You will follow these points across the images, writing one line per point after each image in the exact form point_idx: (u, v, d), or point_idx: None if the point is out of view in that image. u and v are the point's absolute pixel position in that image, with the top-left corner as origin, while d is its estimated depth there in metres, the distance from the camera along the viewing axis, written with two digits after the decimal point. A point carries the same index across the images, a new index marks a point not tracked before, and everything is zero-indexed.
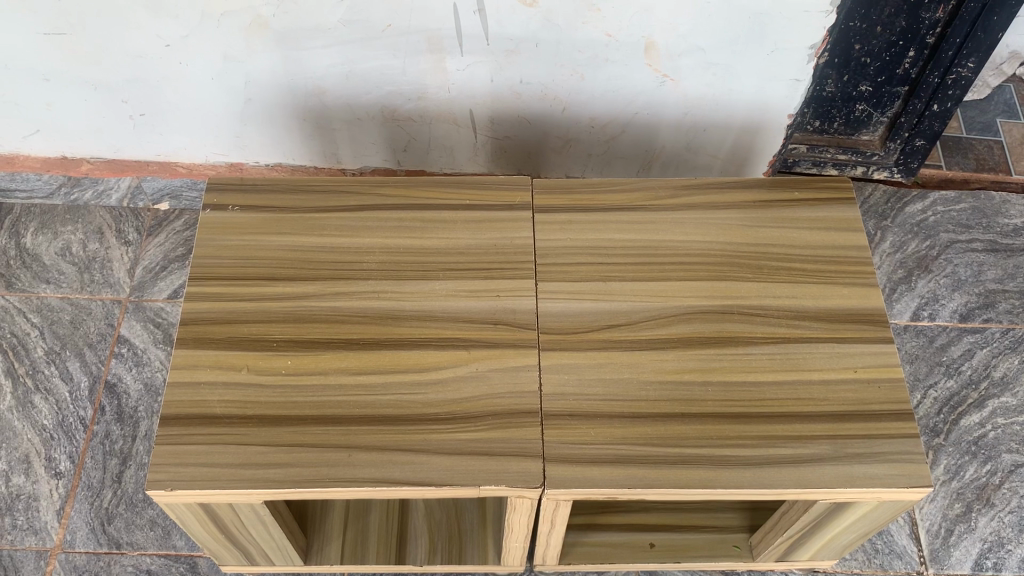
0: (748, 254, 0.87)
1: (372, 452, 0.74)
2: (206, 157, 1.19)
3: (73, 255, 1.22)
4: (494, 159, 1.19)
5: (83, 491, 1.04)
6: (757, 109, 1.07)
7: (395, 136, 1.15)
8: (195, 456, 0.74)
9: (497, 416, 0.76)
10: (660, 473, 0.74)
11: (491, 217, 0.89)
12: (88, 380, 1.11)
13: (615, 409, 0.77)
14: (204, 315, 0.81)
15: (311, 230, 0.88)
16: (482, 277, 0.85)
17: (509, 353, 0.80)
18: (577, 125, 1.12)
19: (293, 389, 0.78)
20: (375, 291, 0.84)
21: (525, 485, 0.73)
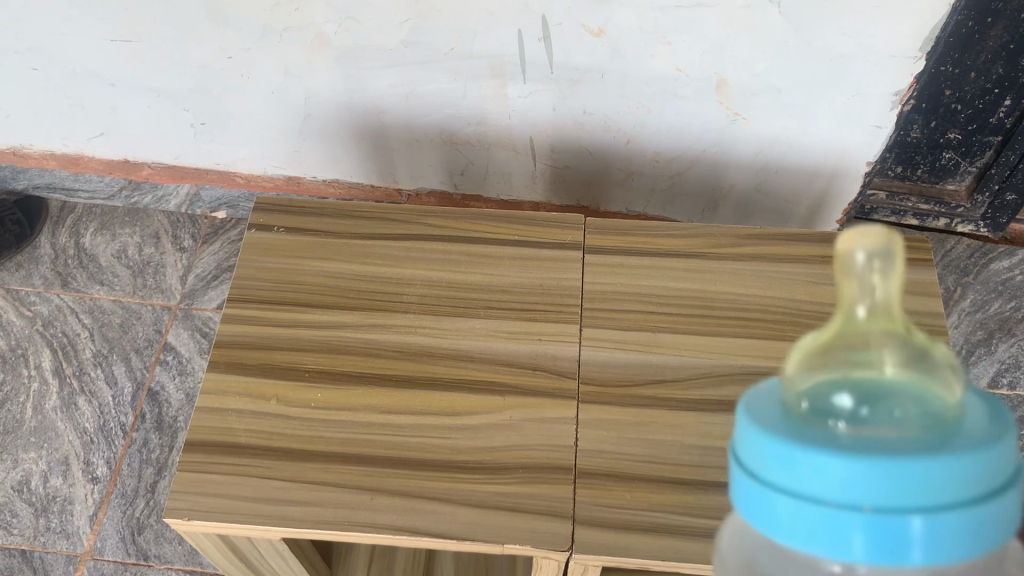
0: (812, 313, 0.82)
1: (395, 497, 0.71)
2: (264, 169, 1.19)
3: (129, 259, 1.23)
4: (552, 188, 1.16)
5: (117, 499, 1.04)
6: (833, 154, 1.01)
7: (453, 159, 1.13)
8: (215, 486, 0.72)
9: (528, 470, 0.73)
10: (697, 546, 0.69)
11: (539, 255, 0.86)
12: (131, 386, 1.12)
13: (654, 472, 0.73)
14: (239, 339, 0.80)
15: (355, 257, 0.85)
16: (525, 319, 0.81)
17: (546, 402, 0.76)
18: (640, 160, 1.07)
19: (321, 424, 0.75)
20: (412, 326, 0.81)
21: (553, 547, 0.69)
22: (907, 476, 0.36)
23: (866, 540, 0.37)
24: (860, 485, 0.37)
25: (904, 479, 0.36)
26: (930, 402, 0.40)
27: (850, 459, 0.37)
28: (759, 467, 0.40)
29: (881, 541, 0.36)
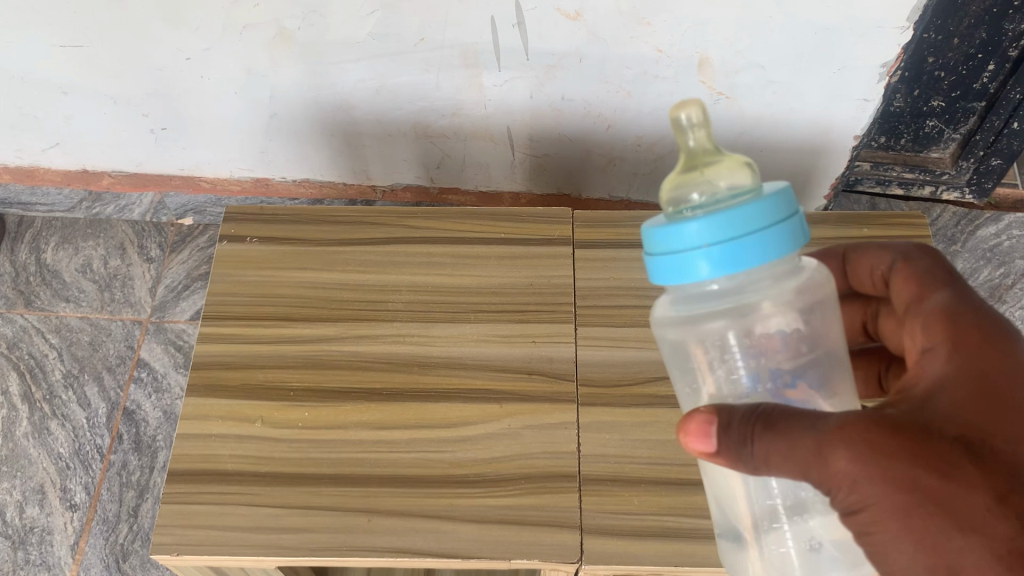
0: None
1: (394, 517, 0.68)
2: (230, 172, 1.14)
3: (94, 273, 1.18)
4: (532, 176, 1.13)
5: (98, 525, 0.99)
6: (819, 129, 0.98)
7: (427, 152, 1.09)
8: (203, 517, 0.68)
9: (531, 480, 0.70)
10: (711, 549, 0.66)
11: (527, 253, 0.82)
12: (106, 407, 1.07)
13: (661, 474, 0.70)
14: (218, 359, 0.76)
15: (334, 264, 0.82)
16: (517, 321, 0.78)
17: (545, 408, 0.73)
18: (622, 144, 1.04)
19: (311, 445, 0.72)
20: (400, 335, 0.77)
21: (562, 559, 0.67)
22: (738, 217, 0.45)
23: (715, 268, 0.45)
24: (711, 233, 0.45)
25: (740, 217, 0.45)
26: (753, 177, 0.48)
27: (703, 216, 0.45)
28: (657, 252, 0.48)
29: (727, 268, 0.45)
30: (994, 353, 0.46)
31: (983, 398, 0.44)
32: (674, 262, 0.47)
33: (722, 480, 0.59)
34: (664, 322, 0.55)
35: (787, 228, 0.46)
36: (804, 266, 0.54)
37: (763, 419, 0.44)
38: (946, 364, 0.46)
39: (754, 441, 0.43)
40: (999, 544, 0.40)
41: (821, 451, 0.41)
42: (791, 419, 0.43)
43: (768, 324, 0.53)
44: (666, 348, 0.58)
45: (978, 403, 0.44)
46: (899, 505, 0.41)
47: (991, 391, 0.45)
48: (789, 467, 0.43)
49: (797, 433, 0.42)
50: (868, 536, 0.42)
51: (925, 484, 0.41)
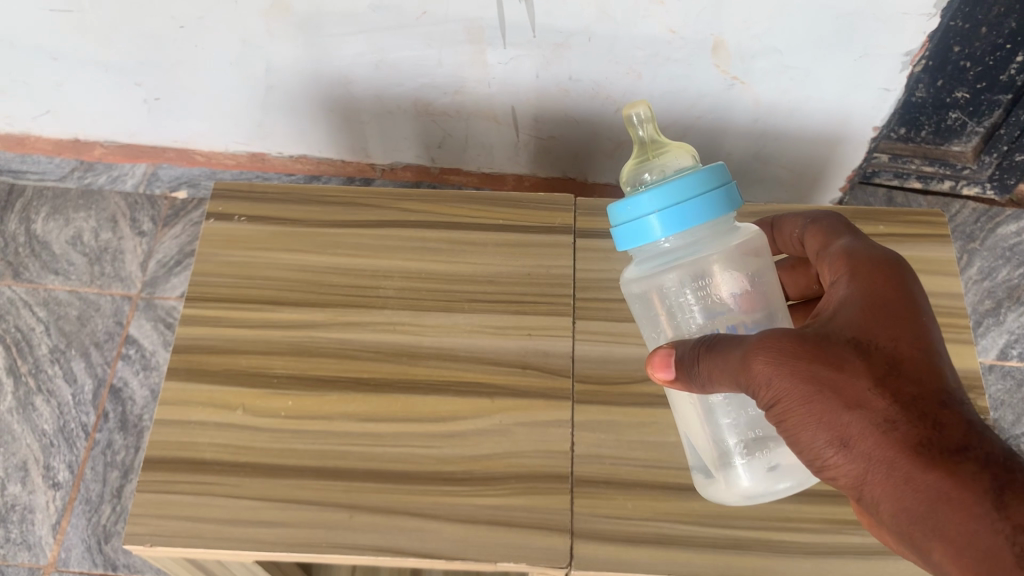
0: None
1: (378, 515, 0.65)
2: (225, 146, 1.11)
3: (85, 245, 1.15)
4: (536, 159, 1.09)
5: (80, 505, 0.97)
6: (837, 118, 0.94)
7: (428, 131, 1.05)
8: (178, 508, 0.66)
9: (521, 480, 0.67)
10: (706, 557, 0.64)
11: (526, 241, 0.79)
12: (93, 383, 1.04)
13: (659, 477, 0.67)
14: (200, 342, 0.73)
15: (325, 247, 0.78)
16: (513, 312, 0.74)
17: (539, 404, 0.70)
18: (631, 127, 1.00)
19: (293, 436, 0.69)
20: (390, 323, 0.74)
21: (551, 564, 0.64)
22: (681, 185, 0.53)
23: (661, 224, 0.54)
24: (659, 199, 0.54)
25: (682, 183, 0.53)
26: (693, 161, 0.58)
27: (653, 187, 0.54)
28: (620, 224, 0.56)
29: (672, 224, 0.54)
30: (893, 274, 0.52)
31: (880, 311, 0.50)
32: (633, 226, 0.55)
33: (687, 417, 0.65)
34: (629, 279, 0.63)
35: (721, 193, 0.54)
36: (745, 231, 0.62)
37: (708, 344, 0.52)
38: (848, 286, 0.52)
39: (698, 359, 0.52)
40: (890, 425, 0.46)
41: (744, 359, 0.49)
42: (725, 342, 0.51)
43: (722, 282, 0.59)
44: (634, 306, 0.67)
45: (875, 315, 0.50)
46: (805, 399, 0.47)
47: (891, 302, 0.51)
48: (728, 380, 0.51)
49: (729, 348, 0.50)
50: (785, 425, 0.50)
51: (821, 379, 0.47)
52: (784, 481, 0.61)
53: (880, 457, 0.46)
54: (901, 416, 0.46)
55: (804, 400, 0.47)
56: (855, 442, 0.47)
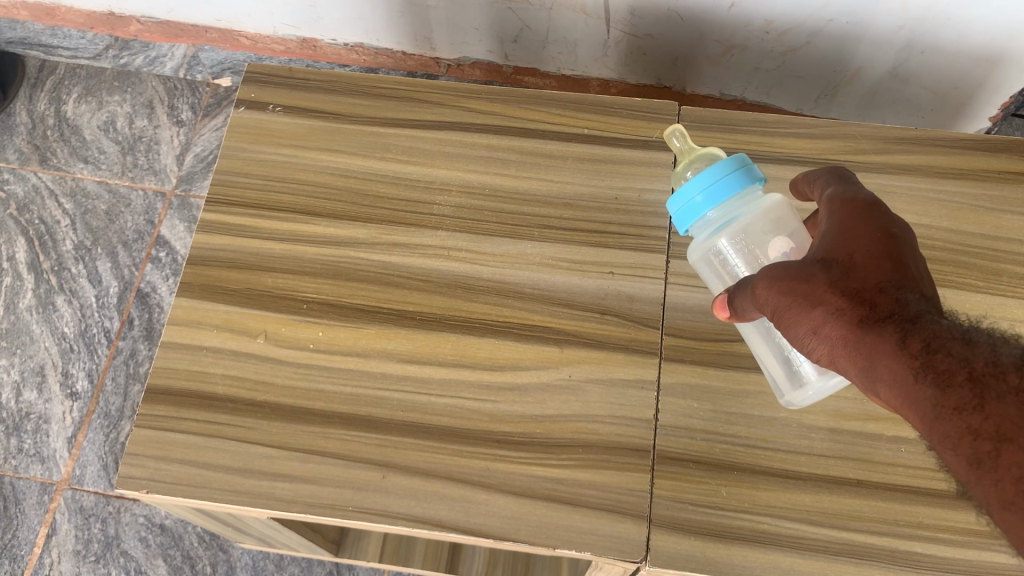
0: (986, 252, 0.60)
1: (414, 478, 0.54)
2: (273, 29, 1.00)
3: (117, 132, 1.10)
4: (626, 63, 0.94)
5: (98, 420, 0.96)
6: (1005, 31, 0.76)
7: (504, 23, 0.91)
8: (181, 451, 0.55)
9: (591, 451, 0.55)
10: (813, 566, 0.52)
11: (614, 157, 0.64)
12: (118, 286, 1.02)
13: (762, 462, 0.54)
14: (220, 254, 0.61)
15: (372, 149, 0.65)
16: (593, 243, 0.61)
17: (618, 359, 0.57)
18: (743, 29, 0.84)
19: (321, 374, 0.58)
20: (444, 247, 0.61)
21: (620, 557, 0.52)
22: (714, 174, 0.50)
23: (708, 202, 0.50)
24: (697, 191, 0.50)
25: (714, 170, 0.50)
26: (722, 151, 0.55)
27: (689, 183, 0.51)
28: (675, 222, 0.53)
29: (719, 199, 0.50)
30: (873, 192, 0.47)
31: (852, 221, 0.46)
32: (682, 208, 0.51)
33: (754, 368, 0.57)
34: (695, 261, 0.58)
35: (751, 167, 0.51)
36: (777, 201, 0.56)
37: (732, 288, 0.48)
38: (830, 210, 0.48)
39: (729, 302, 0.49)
40: (845, 310, 0.41)
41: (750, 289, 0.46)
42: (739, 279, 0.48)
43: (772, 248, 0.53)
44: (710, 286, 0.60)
45: (847, 225, 0.45)
46: (776, 299, 0.44)
47: (860, 213, 0.46)
48: (742, 300, 0.47)
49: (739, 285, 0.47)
50: None
51: (790, 282, 0.43)
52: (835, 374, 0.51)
53: (833, 340, 0.42)
54: (852, 299, 0.42)
55: (774, 297, 0.44)
56: (818, 333, 0.42)
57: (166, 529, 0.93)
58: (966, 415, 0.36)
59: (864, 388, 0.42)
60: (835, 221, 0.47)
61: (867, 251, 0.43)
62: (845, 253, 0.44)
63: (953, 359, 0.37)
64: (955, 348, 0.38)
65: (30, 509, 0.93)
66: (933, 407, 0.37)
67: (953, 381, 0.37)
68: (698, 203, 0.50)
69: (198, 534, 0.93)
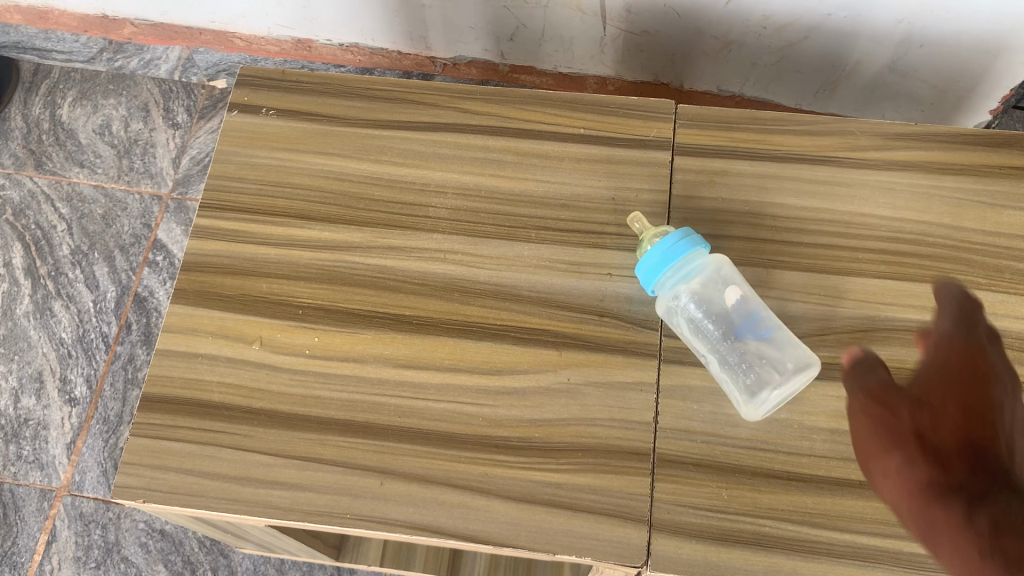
0: (988, 249, 0.59)
1: (412, 484, 0.54)
2: (267, 29, 1.00)
3: (112, 136, 1.09)
4: (623, 59, 0.93)
5: (97, 425, 0.96)
6: (1007, 24, 0.75)
7: (499, 20, 0.90)
8: (178, 459, 0.55)
9: (591, 454, 0.54)
10: (816, 568, 0.51)
11: (611, 156, 0.64)
12: (115, 290, 1.02)
13: (763, 464, 0.54)
14: (215, 260, 0.61)
15: (367, 152, 0.65)
16: (590, 244, 0.61)
17: (617, 361, 0.57)
18: (741, 25, 0.83)
19: (317, 381, 0.57)
20: (440, 250, 0.61)
21: (620, 562, 0.52)
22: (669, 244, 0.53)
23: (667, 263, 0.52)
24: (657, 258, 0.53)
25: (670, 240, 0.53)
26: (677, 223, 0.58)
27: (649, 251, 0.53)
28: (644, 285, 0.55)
29: (677, 260, 0.52)
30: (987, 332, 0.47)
31: (970, 360, 0.46)
32: (658, 259, 0.52)
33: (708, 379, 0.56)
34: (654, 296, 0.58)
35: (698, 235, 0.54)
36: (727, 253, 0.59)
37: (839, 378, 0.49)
38: (948, 327, 0.49)
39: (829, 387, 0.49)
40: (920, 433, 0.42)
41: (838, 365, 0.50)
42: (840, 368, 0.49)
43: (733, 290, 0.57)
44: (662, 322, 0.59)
45: (962, 358, 0.46)
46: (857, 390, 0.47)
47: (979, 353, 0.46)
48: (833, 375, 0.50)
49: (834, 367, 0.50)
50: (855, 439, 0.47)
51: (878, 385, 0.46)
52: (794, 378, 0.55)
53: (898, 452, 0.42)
54: (935, 426, 0.42)
55: (857, 385, 0.48)
56: (890, 444, 0.43)
57: (167, 534, 0.93)
58: (982, 560, 0.35)
59: (904, 516, 0.41)
60: (950, 339, 0.48)
61: (971, 382, 0.44)
62: (951, 375, 0.45)
63: (1002, 511, 0.36)
64: (1003, 500, 0.37)
65: (30, 516, 0.93)
66: (957, 550, 0.36)
67: (983, 525, 0.36)
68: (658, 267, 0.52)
69: (199, 539, 0.93)
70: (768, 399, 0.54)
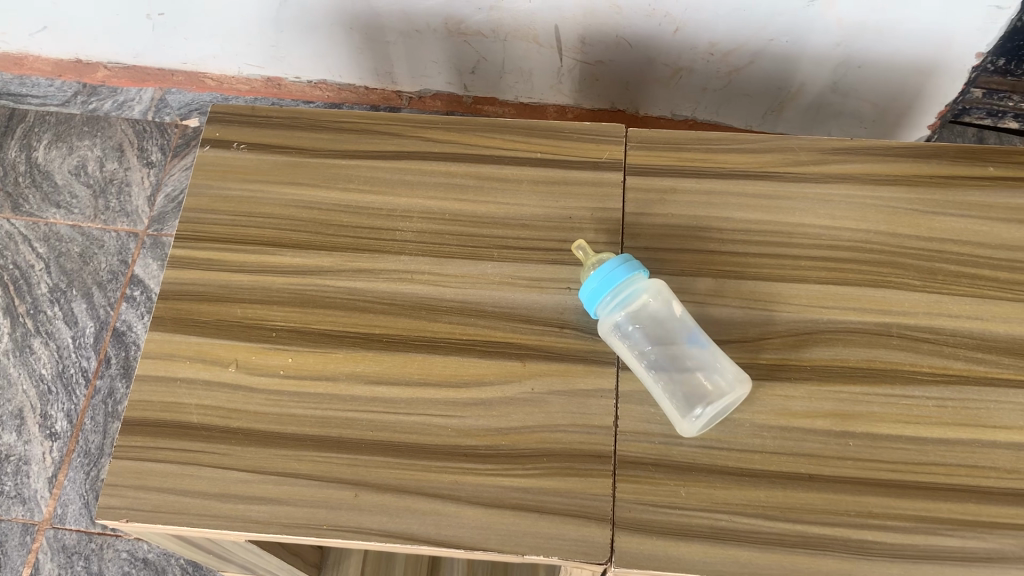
0: (921, 253, 0.63)
1: (386, 494, 0.56)
2: (237, 69, 1.03)
3: (88, 176, 1.12)
4: (582, 88, 0.97)
5: (78, 458, 0.97)
6: (937, 44, 0.80)
7: (460, 54, 0.94)
8: (160, 479, 0.57)
9: (555, 459, 0.57)
10: (771, 558, 0.54)
11: (567, 178, 0.67)
12: (94, 326, 1.04)
13: (718, 462, 0.57)
14: (192, 288, 0.64)
15: (335, 180, 0.68)
16: (549, 261, 0.64)
17: (577, 370, 0.60)
18: (690, 52, 0.87)
19: (292, 399, 0.60)
20: (407, 271, 0.64)
21: (586, 559, 0.54)
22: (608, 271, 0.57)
23: (605, 288, 0.57)
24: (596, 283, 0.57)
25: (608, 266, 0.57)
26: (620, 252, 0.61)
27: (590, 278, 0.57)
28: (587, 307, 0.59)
29: (614, 285, 0.56)
30: None
31: None
32: (600, 283, 0.57)
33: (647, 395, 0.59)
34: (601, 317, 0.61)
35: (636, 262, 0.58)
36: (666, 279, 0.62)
37: None
38: None
39: None
40: None
41: None
42: None
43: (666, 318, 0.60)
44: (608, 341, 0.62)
45: None
46: None
47: None
48: None
49: None
50: None
51: None
52: (723, 401, 0.57)
53: None
54: None
55: None
56: None
57: (151, 563, 0.94)
58: None
59: None
60: None
61: None
62: None
63: None
64: None
65: (14, 550, 0.94)
66: None
67: None
68: (597, 291, 0.57)
69: (181, 567, 0.94)
70: (707, 410, 0.57)
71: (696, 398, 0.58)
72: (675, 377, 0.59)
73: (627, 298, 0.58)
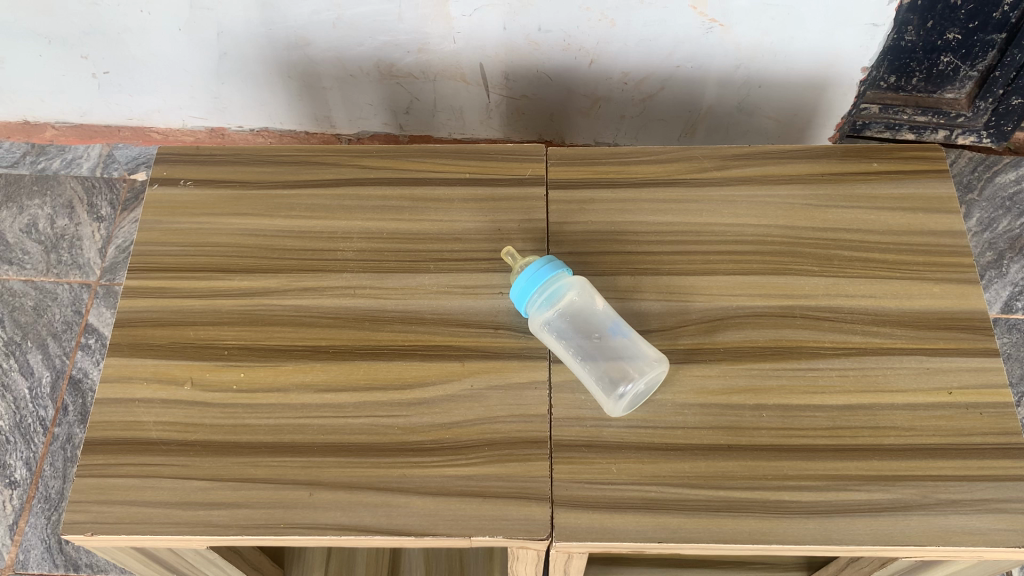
0: (816, 243, 0.70)
1: (339, 491, 0.60)
2: (181, 121, 1.10)
3: (39, 233, 1.16)
4: (509, 121, 1.04)
5: (38, 504, 0.99)
6: (825, 62, 0.88)
7: (394, 96, 1.00)
8: (122, 493, 0.60)
9: (496, 448, 0.61)
10: (699, 523, 0.58)
11: (494, 195, 0.73)
12: (51, 375, 1.06)
13: (645, 439, 0.61)
14: (147, 315, 0.68)
15: (278, 209, 0.73)
16: (482, 270, 0.69)
17: (512, 365, 0.64)
18: (605, 81, 0.95)
19: (245, 411, 0.63)
20: (350, 286, 0.69)
21: (529, 536, 0.58)
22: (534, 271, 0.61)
23: (531, 286, 0.61)
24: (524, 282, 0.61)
25: (534, 267, 0.61)
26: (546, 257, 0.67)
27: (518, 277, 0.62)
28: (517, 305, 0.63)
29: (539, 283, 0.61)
30: None
31: None
32: (526, 283, 0.61)
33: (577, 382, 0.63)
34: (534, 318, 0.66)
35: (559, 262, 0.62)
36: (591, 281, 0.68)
37: None
38: None
39: None
40: None
41: None
42: None
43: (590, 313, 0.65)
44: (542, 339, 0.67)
45: None
46: None
47: None
48: None
49: None
50: None
51: None
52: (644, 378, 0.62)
53: None
54: None
55: None
56: None
57: None
58: None
59: None
60: None
61: None
62: None
63: None
64: None
65: None
66: None
67: None
68: (524, 288, 0.61)
69: None
70: (630, 388, 0.62)
71: (620, 380, 0.63)
72: (600, 363, 0.64)
73: (553, 295, 0.63)
